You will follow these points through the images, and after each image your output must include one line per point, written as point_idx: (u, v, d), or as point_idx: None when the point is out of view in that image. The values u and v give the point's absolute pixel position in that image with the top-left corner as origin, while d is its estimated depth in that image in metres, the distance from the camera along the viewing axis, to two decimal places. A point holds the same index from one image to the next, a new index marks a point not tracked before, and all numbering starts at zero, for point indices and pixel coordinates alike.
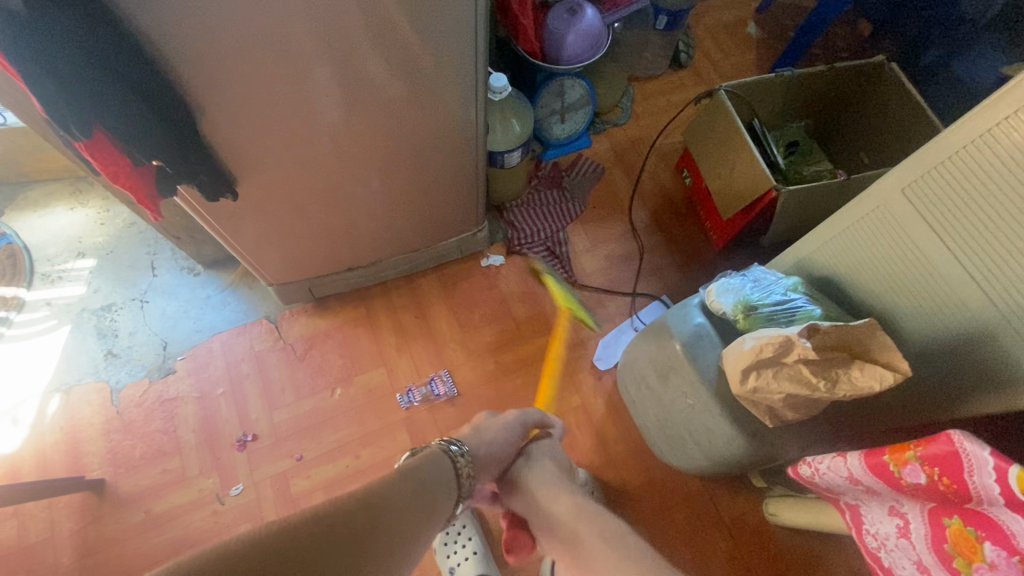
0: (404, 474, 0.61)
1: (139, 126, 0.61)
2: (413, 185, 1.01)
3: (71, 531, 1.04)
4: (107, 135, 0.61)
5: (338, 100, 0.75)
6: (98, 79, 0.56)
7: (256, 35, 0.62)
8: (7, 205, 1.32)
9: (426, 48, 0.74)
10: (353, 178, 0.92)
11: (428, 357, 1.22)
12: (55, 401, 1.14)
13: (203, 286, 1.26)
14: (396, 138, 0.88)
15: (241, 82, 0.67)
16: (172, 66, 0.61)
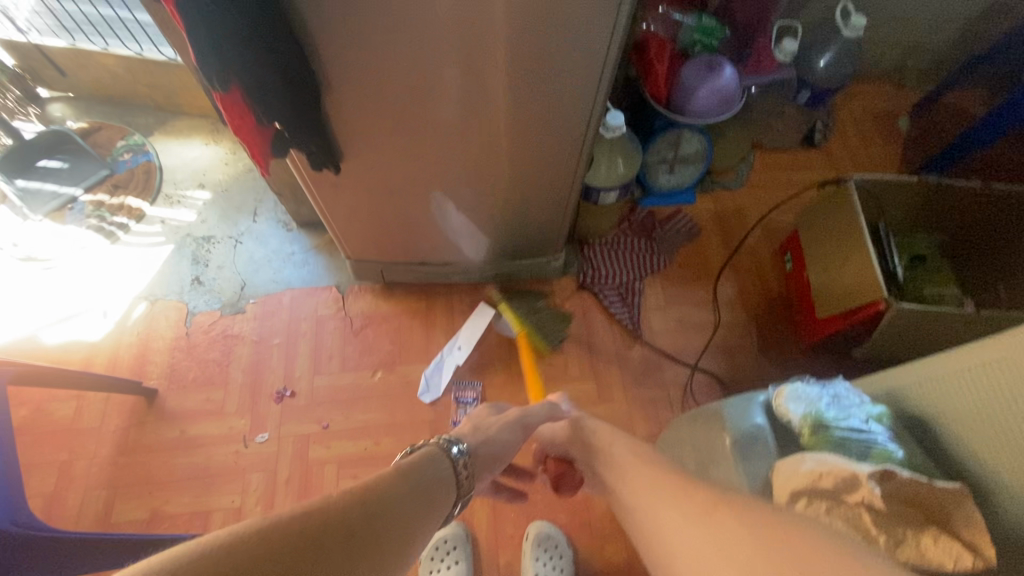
0: (400, 473, 0.59)
1: (267, 89, 0.64)
2: (502, 200, 1.01)
3: (115, 428, 1.14)
4: (243, 92, 0.65)
5: (454, 102, 0.77)
6: (246, 42, 0.59)
7: (396, 22, 0.65)
8: (158, 129, 1.49)
9: (552, 70, 0.73)
10: (447, 179, 0.94)
11: (471, 368, 1.22)
12: (141, 308, 1.25)
13: (292, 242, 1.34)
14: (499, 153, 0.88)
15: (372, 63, 0.69)
16: (315, 34, 0.65)
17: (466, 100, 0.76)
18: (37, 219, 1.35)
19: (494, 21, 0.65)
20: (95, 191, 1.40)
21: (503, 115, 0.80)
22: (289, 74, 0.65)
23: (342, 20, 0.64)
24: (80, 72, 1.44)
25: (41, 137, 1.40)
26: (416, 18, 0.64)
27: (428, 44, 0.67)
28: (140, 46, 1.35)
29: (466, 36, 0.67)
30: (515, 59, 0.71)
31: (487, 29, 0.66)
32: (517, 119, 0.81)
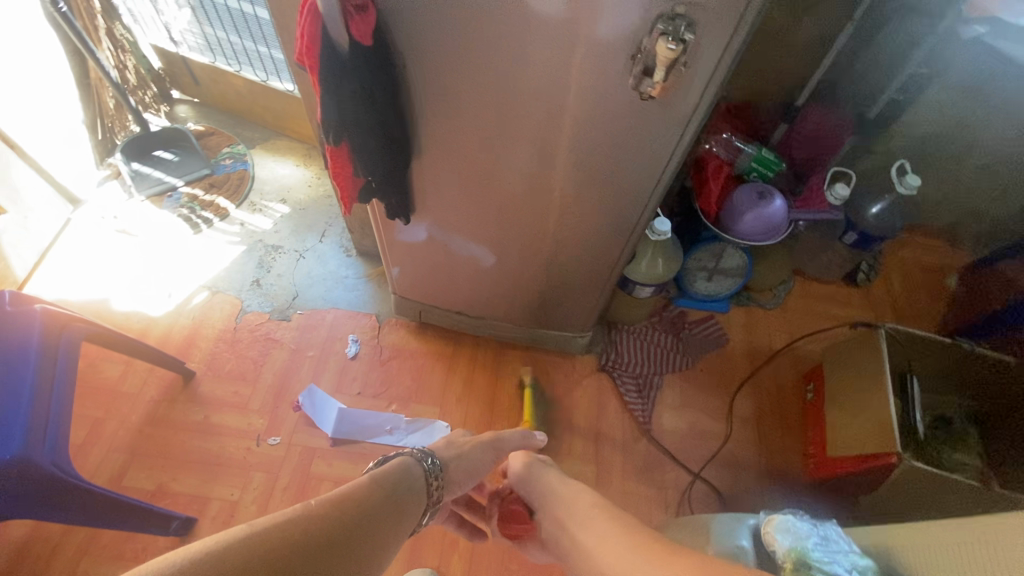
0: (376, 483, 0.66)
1: (370, 149, 0.74)
2: (544, 271, 1.09)
3: (149, 399, 1.23)
4: (350, 147, 0.73)
5: (522, 184, 0.86)
6: (363, 113, 0.69)
7: (488, 114, 0.74)
8: (260, 144, 1.68)
9: (615, 176, 0.81)
10: (499, 244, 1.03)
11: (479, 422, 1.26)
12: (202, 296, 1.38)
13: (347, 267, 1.46)
14: (551, 232, 0.96)
15: (459, 140, 0.79)
16: (418, 113, 0.75)
17: (533, 184, 0.85)
18: (139, 199, 1.53)
19: (574, 130, 0.73)
20: (193, 185, 1.58)
21: (563, 202, 0.88)
22: (391, 139, 0.74)
23: (444, 103, 0.73)
24: (211, 85, 1.67)
25: (163, 131, 1.60)
26: (506, 115, 0.73)
27: (511, 135, 0.77)
28: (267, 75, 1.55)
29: (546, 136, 0.75)
30: (585, 162, 0.79)
31: (566, 135, 0.75)
32: (573, 208, 0.89)
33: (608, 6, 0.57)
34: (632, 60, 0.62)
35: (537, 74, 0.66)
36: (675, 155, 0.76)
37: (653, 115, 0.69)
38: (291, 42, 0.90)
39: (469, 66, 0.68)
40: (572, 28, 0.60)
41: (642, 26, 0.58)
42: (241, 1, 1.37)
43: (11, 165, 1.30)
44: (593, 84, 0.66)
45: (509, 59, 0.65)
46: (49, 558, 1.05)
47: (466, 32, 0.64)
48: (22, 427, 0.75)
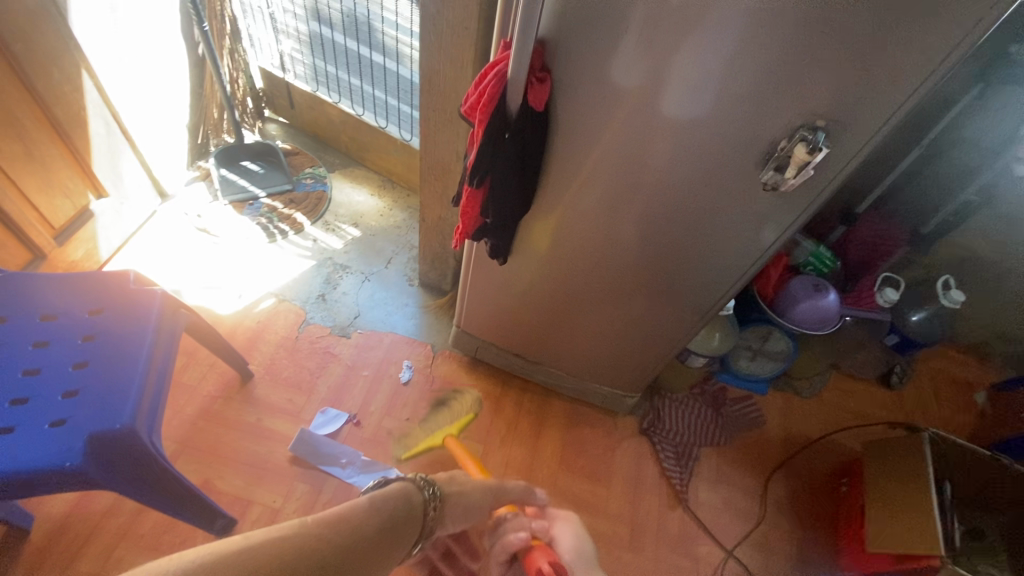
0: (372, 505, 0.61)
1: (504, 195, 0.81)
2: (604, 324, 1.14)
3: (206, 393, 1.26)
4: (488, 189, 0.81)
5: (614, 242, 0.93)
6: (510, 165, 0.76)
7: (611, 185, 0.82)
8: (340, 170, 1.79)
9: (697, 245, 0.88)
10: (575, 295, 1.09)
11: (520, 466, 1.28)
12: (269, 302, 1.44)
13: (408, 295, 1.53)
14: (626, 289, 1.02)
15: (576, 202, 0.87)
16: (548, 173, 0.83)
17: (618, 241, 0.92)
18: (221, 202, 1.62)
19: (654, 195, 0.81)
20: (274, 198, 1.67)
21: (639, 260, 0.95)
22: (524, 189, 0.82)
23: (574, 170, 0.81)
24: (306, 111, 1.79)
25: (254, 144, 1.70)
26: (628, 187, 0.81)
27: (601, 192, 0.84)
28: (363, 110, 1.67)
29: (634, 198, 0.83)
30: (664, 226, 0.86)
31: (644, 196, 0.82)
32: (652, 268, 0.96)
33: (684, 90, 0.65)
34: (708, 137, 0.70)
35: (620, 139, 0.74)
36: (762, 231, 0.82)
37: (730, 189, 0.76)
38: (430, 91, 1.01)
39: (609, 143, 0.76)
40: (651, 106, 0.69)
41: (719, 110, 0.66)
42: (358, 44, 1.51)
43: (122, 155, 1.39)
44: (673, 155, 0.74)
45: (640, 142, 0.74)
46: (83, 539, 1.04)
47: (616, 116, 0.72)
48: (132, 401, 0.78)
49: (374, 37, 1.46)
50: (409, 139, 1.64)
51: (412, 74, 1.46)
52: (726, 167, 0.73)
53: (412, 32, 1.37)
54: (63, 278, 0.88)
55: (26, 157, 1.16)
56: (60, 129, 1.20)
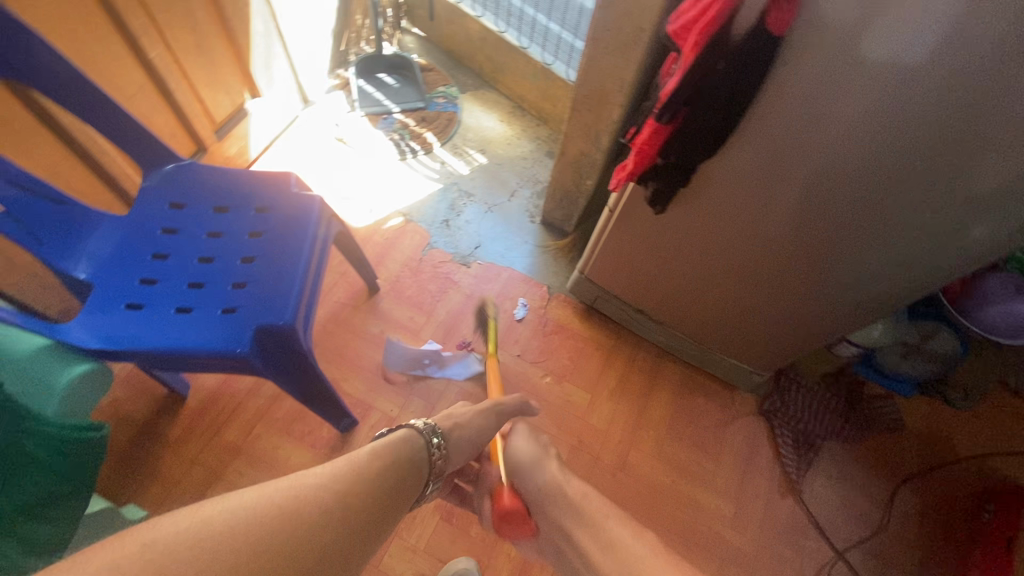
0: (371, 452, 0.64)
1: (697, 136, 0.72)
2: (745, 294, 1.04)
3: (336, 300, 1.32)
4: (682, 125, 0.73)
5: (797, 213, 0.81)
6: (717, 99, 0.67)
7: (819, 149, 0.70)
8: (472, 91, 1.72)
9: (885, 221, 0.75)
10: (715, 259, 1.00)
11: (627, 423, 1.25)
12: (396, 221, 1.46)
13: (530, 232, 1.49)
14: (776, 259, 0.92)
15: (768, 162, 0.76)
16: (742, 128, 0.72)
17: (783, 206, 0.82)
18: (359, 113, 1.62)
19: (838, 160, 0.70)
20: (407, 114, 1.65)
21: (813, 232, 0.83)
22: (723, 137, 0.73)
23: (778, 126, 0.70)
24: (445, 24, 1.70)
25: (391, 56, 1.66)
26: (839, 153, 0.69)
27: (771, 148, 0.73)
28: (507, 27, 1.56)
29: (814, 161, 0.72)
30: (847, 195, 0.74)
31: (847, 162, 0.69)
32: (816, 243, 0.85)
33: (950, 30, 0.52)
34: (978, 96, 0.56)
35: (813, 86, 0.63)
36: (993, 211, 0.67)
37: (941, 158, 0.64)
38: (609, 8, 0.90)
39: (835, 97, 0.63)
40: (858, 53, 0.58)
41: (942, 64, 0.55)
42: None
43: (276, 56, 1.41)
44: (877, 112, 0.62)
45: (878, 100, 0.61)
46: (230, 413, 1.16)
47: (857, 64, 0.59)
48: (291, 300, 0.82)
49: None
50: (551, 63, 1.52)
51: None
52: (942, 134, 0.61)
53: None
54: (244, 176, 0.94)
55: (197, 50, 1.20)
56: (227, 21, 1.23)
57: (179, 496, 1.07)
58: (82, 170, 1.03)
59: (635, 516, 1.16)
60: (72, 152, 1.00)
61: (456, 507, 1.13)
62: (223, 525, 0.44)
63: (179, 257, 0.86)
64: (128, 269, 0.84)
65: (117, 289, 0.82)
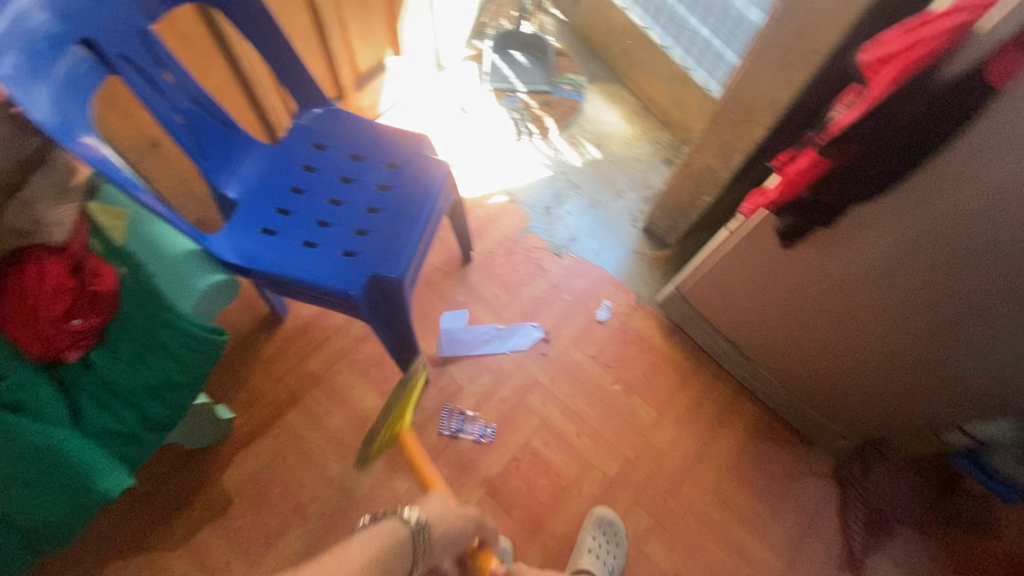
0: (360, 550, 0.66)
1: (860, 174, 0.68)
2: (858, 350, 0.97)
3: (430, 262, 1.37)
4: (846, 161, 0.69)
5: (954, 270, 0.75)
6: (895, 140, 0.63)
7: (1005, 206, 0.64)
8: (599, 83, 1.70)
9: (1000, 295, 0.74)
10: (803, 310, 1.00)
11: (688, 450, 1.21)
12: (500, 198, 1.48)
13: (628, 236, 1.46)
14: (869, 320, 0.91)
15: (936, 213, 0.70)
16: (917, 173, 0.67)
17: (886, 269, 0.82)
18: (485, 87, 1.64)
19: (961, 229, 0.69)
20: (531, 96, 1.65)
21: (967, 293, 0.76)
22: (884, 187, 0.68)
23: (961, 176, 0.64)
24: (588, 12, 1.68)
25: (528, 35, 1.66)
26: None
27: (891, 212, 0.74)
28: (653, 25, 1.53)
29: (931, 229, 0.72)
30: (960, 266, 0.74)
31: None
32: (917, 309, 0.84)
33: None
34: None
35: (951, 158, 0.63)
36: None
37: None
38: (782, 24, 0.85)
39: None
40: None
41: None
42: None
43: (423, 18, 1.46)
44: None
45: None
46: (317, 345, 1.24)
47: None
48: (407, 256, 0.88)
49: None
50: (690, 68, 1.47)
51: None
52: None
53: None
54: (384, 131, 0.99)
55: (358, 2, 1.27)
56: None
57: (261, 408, 1.17)
58: (240, 96, 1.13)
59: (676, 545, 1.13)
60: (236, 77, 1.09)
61: (503, 486, 1.15)
62: None
63: (315, 194, 0.92)
64: (271, 196, 0.91)
65: (258, 213, 0.89)
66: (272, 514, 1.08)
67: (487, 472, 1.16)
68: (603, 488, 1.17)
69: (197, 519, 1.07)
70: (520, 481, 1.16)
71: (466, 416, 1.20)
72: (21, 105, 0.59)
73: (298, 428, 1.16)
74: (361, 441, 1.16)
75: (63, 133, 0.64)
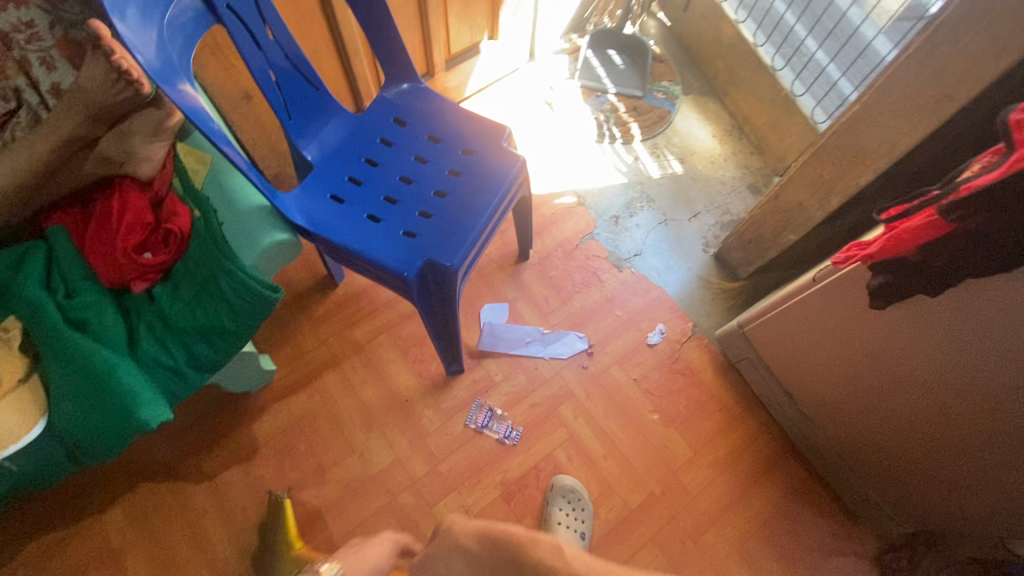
0: None
1: (983, 243, 0.60)
2: (944, 433, 0.86)
3: (487, 252, 1.36)
4: (970, 228, 0.60)
5: None
6: None
7: None
8: (695, 96, 1.61)
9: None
10: (851, 378, 0.95)
11: (719, 497, 1.14)
12: (569, 199, 1.44)
13: (696, 260, 1.38)
14: (937, 406, 0.84)
15: None
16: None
17: (947, 360, 0.78)
18: (575, 83, 1.59)
19: None
20: (620, 98, 1.58)
21: None
22: (1011, 266, 0.60)
23: None
24: (698, 20, 1.59)
25: (629, 36, 1.60)
26: None
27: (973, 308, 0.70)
28: (765, 41, 1.41)
29: None
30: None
31: None
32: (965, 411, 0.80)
33: None
34: None
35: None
36: None
37: None
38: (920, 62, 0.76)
39: None
40: None
41: None
42: None
43: (525, 6, 1.43)
44: None
45: None
46: (364, 314, 1.25)
47: None
48: (466, 247, 0.86)
49: None
50: (799, 94, 1.35)
51: (863, 22, 1.20)
52: None
53: None
54: (466, 115, 0.98)
55: None
56: None
57: (301, 365, 1.20)
58: (334, 61, 1.15)
59: None
60: (334, 40, 1.11)
61: (518, 492, 1.13)
62: None
63: (388, 168, 0.92)
64: (346, 163, 0.92)
65: (330, 178, 0.90)
66: (293, 470, 1.11)
67: (505, 475, 1.14)
68: (621, 518, 1.12)
69: (224, 458, 1.11)
70: (536, 491, 1.13)
71: (494, 413, 1.18)
72: (131, 43, 0.60)
73: (331, 392, 1.18)
74: (388, 417, 1.17)
75: (164, 76, 0.65)
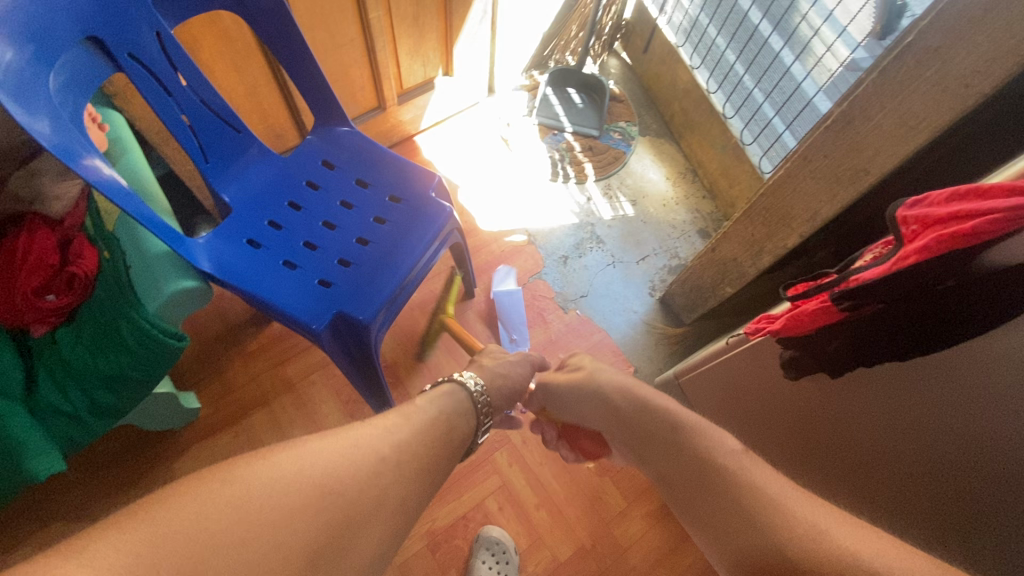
0: (434, 410, 0.67)
1: (878, 336, 0.59)
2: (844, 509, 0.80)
3: (432, 289, 1.34)
4: (865, 316, 0.59)
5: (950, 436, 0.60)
6: (924, 312, 0.54)
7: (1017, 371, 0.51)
8: (651, 136, 1.62)
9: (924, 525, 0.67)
10: (765, 450, 0.94)
11: (651, 552, 1.12)
12: (519, 237, 1.43)
13: (643, 304, 1.38)
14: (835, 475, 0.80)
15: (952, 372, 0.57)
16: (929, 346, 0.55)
17: (823, 425, 0.79)
18: (532, 119, 1.59)
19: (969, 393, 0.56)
20: (577, 137, 1.58)
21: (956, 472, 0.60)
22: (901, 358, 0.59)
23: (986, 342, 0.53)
24: (656, 62, 1.60)
25: (587, 75, 1.58)
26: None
27: (858, 396, 0.71)
28: (717, 89, 1.43)
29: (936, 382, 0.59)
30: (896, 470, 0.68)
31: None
32: (859, 501, 0.77)
33: None
34: None
35: (926, 360, 0.59)
36: None
37: None
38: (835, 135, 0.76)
39: None
40: None
41: None
42: (762, 19, 1.28)
43: (482, 42, 1.42)
44: None
45: None
46: (299, 351, 1.23)
47: None
48: (381, 299, 0.85)
49: (788, 18, 1.24)
50: (747, 143, 1.37)
51: (805, 79, 1.22)
52: None
53: (842, 30, 1.11)
54: (393, 161, 0.96)
55: (413, 20, 1.24)
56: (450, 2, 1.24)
57: (229, 403, 1.17)
58: (276, 95, 1.14)
59: None
60: (273, 78, 1.10)
61: (445, 543, 1.10)
62: (304, 472, 0.45)
63: (309, 213, 0.91)
64: (266, 208, 0.90)
65: (247, 223, 0.88)
66: None
67: (432, 524, 1.11)
68: (548, 571, 1.09)
69: (141, 500, 1.07)
70: (463, 541, 1.10)
71: None
72: (23, 117, 0.57)
73: (259, 432, 1.15)
74: None
75: (69, 154, 0.62)
